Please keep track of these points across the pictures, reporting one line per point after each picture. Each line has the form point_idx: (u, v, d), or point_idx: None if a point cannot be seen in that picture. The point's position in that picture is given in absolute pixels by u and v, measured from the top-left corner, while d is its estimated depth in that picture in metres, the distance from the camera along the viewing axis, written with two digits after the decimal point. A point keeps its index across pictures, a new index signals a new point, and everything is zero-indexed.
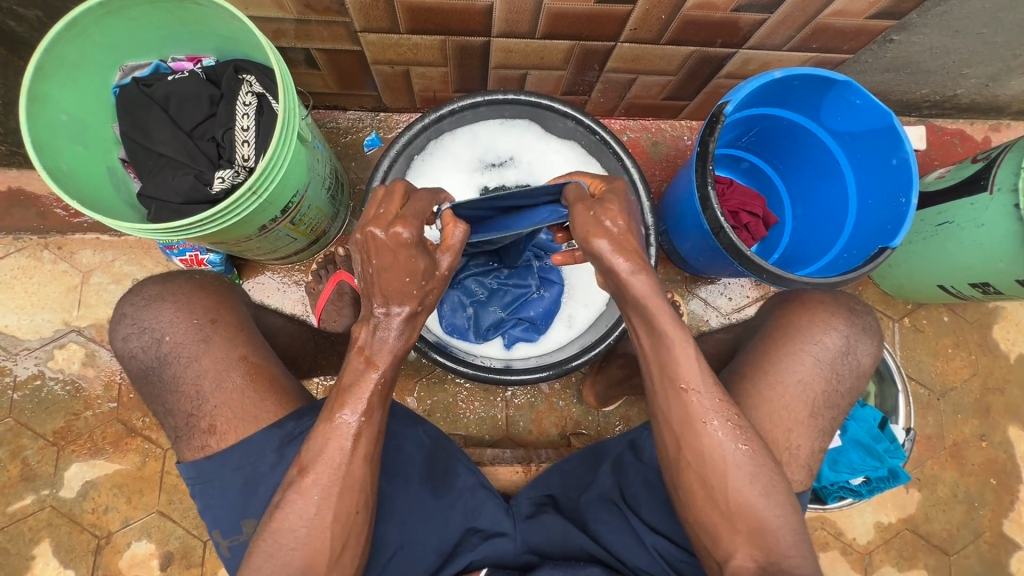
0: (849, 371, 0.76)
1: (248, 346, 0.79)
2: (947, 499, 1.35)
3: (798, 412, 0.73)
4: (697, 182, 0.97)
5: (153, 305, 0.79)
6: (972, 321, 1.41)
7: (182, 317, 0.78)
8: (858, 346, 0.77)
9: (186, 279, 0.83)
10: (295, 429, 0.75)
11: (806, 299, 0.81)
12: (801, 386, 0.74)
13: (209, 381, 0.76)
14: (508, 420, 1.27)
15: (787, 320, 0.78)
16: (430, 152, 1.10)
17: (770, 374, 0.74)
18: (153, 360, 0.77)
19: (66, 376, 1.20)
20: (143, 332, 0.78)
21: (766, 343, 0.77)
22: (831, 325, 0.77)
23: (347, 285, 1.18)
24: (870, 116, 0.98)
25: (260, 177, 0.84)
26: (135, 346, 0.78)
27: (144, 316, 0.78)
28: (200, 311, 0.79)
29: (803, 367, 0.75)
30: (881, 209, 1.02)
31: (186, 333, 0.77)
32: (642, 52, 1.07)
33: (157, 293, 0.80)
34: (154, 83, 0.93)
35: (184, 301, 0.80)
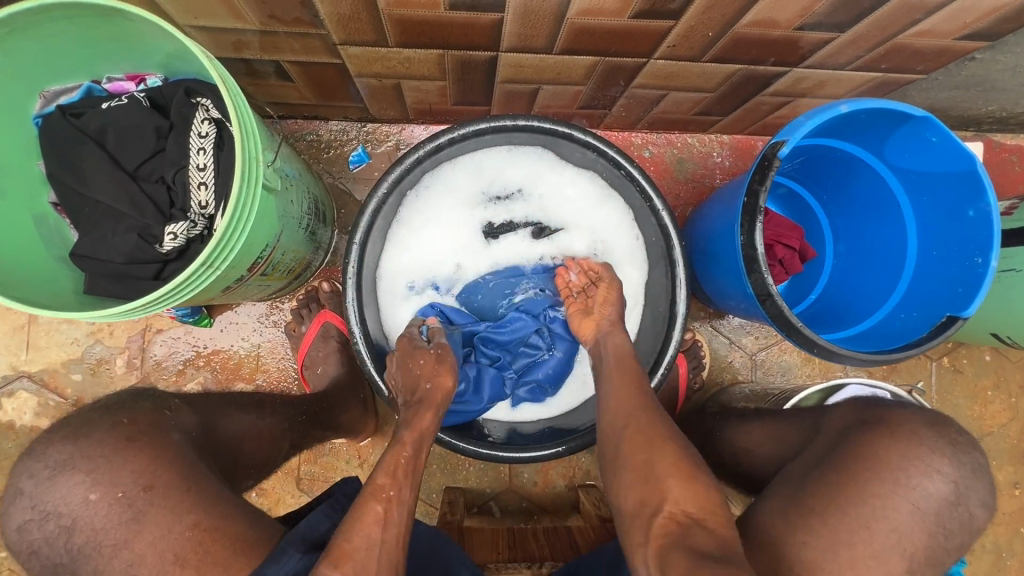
0: (959, 526, 0.63)
1: (198, 508, 0.60)
2: (974, 550, 1.28)
3: (891, 570, 0.61)
4: (742, 235, 0.82)
5: (59, 476, 0.59)
6: (1015, 361, 1.29)
7: (99, 494, 0.58)
8: (968, 494, 0.63)
9: (108, 429, 0.62)
10: (278, 575, 0.59)
11: (894, 423, 0.68)
12: (896, 538, 0.61)
13: (145, 573, 0.57)
14: (511, 471, 1.16)
15: (875, 451, 0.65)
16: (425, 184, 0.93)
17: (855, 518, 0.62)
18: (62, 556, 0.58)
19: (18, 428, 1.07)
20: (47, 517, 0.58)
21: (849, 477, 0.64)
22: (933, 465, 0.64)
23: (334, 326, 1.08)
24: (948, 158, 0.83)
25: (219, 240, 0.69)
26: (37, 538, 0.59)
27: (47, 495, 0.58)
28: (129, 479, 0.59)
29: (899, 516, 0.62)
30: (946, 265, 0.88)
31: (108, 518, 0.58)
32: (677, 69, 0.90)
33: (65, 458, 0.60)
34: (85, 112, 0.76)
35: (107, 468, 0.59)
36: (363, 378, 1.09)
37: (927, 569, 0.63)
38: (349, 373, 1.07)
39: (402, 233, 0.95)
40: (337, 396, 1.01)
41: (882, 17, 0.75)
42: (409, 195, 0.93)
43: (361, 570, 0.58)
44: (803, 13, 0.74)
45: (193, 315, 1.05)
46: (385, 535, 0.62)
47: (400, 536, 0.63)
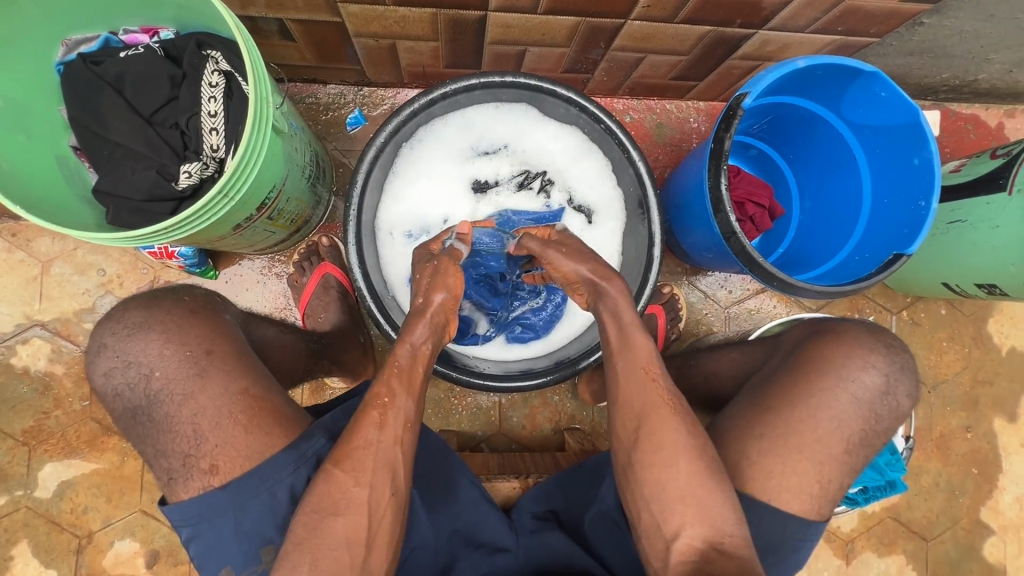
0: (887, 412, 0.73)
1: (247, 377, 0.74)
2: (929, 488, 1.38)
3: (832, 448, 0.71)
4: (709, 179, 0.90)
5: (139, 334, 0.73)
6: (968, 315, 1.40)
7: (171, 350, 0.72)
8: (897, 385, 0.74)
9: (173, 302, 0.76)
10: (309, 449, 0.73)
11: (839, 331, 0.77)
12: (836, 423, 0.71)
13: (205, 420, 0.70)
14: (501, 415, 1.24)
15: (819, 353, 0.75)
16: (419, 138, 1.00)
17: (803, 406, 0.72)
18: (141, 399, 0.71)
19: (33, 374, 1.13)
20: (128, 367, 0.72)
21: (797, 374, 0.74)
22: (868, 362, 0.74)
23: (334, 278, 1.15)
24: (895, 111, 0.92)
25: (232, 175, 0.76)
26: (119, 384, 0.72)
27: (128, 348, 0.72)
28: (193, 340, 0.73)
29: (839, 404, 0.72)
30: (895, 211, 0.97)
31: (178, 369, 0.71)
32: (653, 30, 0.97)
33: (142, 320, 0.74)
34: (104, 61, 0.82)
35: (176, 331, 0.73)
36: (361, 325, 1.16)
37: (859, 449, 0.72)
38: (347, 320, 1.14)
39: (398, 184, 1.02)
40: (338, 336, 1.10)
41: None
42: (405, 148, 1.00)
43: (355, 470, 0.69)
44: None
45: (200, 266, 1.11)
46: (380, 437, 0.71)
47: (396, 436, 0.72)
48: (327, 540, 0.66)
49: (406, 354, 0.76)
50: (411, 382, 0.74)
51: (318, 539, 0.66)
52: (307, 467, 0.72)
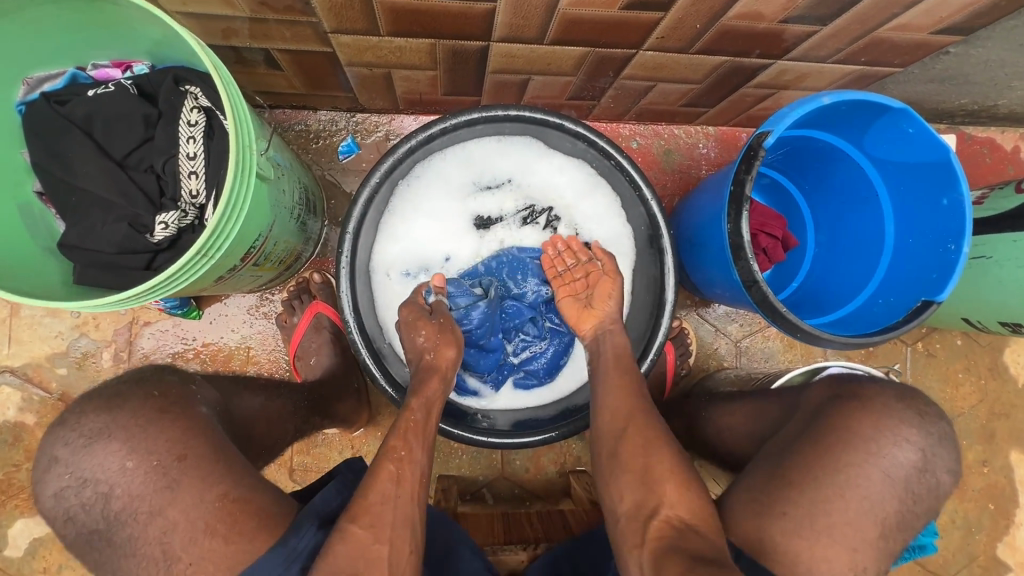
0: (925, 492, 0.68)
1: (228, 480, 0.64)
2: (945, 525, 1.34)
3: (865, 532, 0.66)
4: (728, 223, 0.84)
5: (96, 444, 0.62)
6: (985, 345, 1.35)
7: (135, 461, 0.62)
8: (935, 461, 0.68)
9: (140, 400, 0.65)
10: (300, 545, 0.64)
11: (866, 397, 0.72)
12: (868, 504, 0.66)
13: (178, 538, 0.61)
14: (503, 459, 1.18)
15: (849, 423, 0.69)
16: (417, 174, 0.94)
17: (829, 487, 0.66)
18: (99, 522, 0.61)
19: (2, 423, 1.05)
20: (84, 486, 0.61)
21: (821, 450, 0.68)
22: (902, 436, 0.68)
23: (326, 317, 1.07)
24: (924, 149, 0.86)
25: (213, 230, 0.69)
26: (73, 506, 0.61)
27: (84, 463, 0.62)
28: (162, 447, 0.63)
29: (872, 484, 0.66)
30: (921, 252, 0.92)
31: (144, 484, 0.61)
32: (666, 60, 0.92)
33: (101, 427, 0.63)
34: (69, 99, 0.74)
35: (141, 437, 0.63)
36: (355, 368, 1.10)
37: (896, 533, 0.67)
38: (341, 363, 1.08)
39: (394, 223, 0.95)
40: (331, 385, 1.03)
41: (861, 11, 0.78)
42: (401, 185, 0.94)
43: (374, 526, 0.65)
44: (788, 6, 0.76)
45: (181, 308, 1.04)
46: (399, 492, 0.68)
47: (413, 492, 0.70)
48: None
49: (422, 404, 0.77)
50: (425, 435, 0.75)
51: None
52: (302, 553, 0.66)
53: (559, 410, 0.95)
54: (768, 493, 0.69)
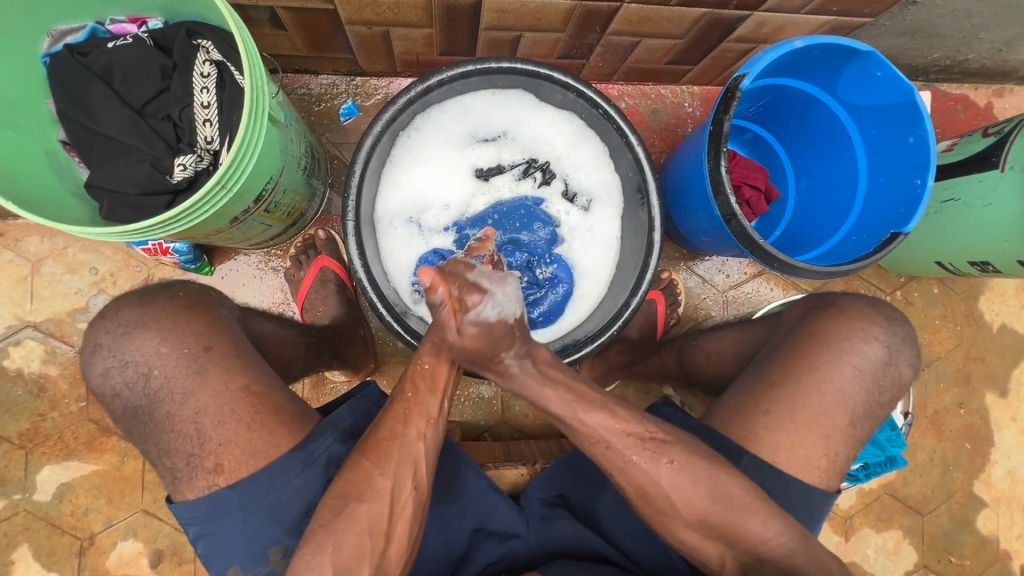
0: (890, 384, 0.74)
1: (249, 373, 0.73)
2: (924, 464, 1.41)
3: (836, 420, 0.72)
4: (708, 161, 0.90)
5: (134, 332, 0.71)
6: (960, 293, 1.42)
7: (169, 347, 0.71)
8: (899, 357, 0.75)
9: (169, 299, 0.74)
10: (324, 448, 0.72)
11: (840, 305, 0.78)
12: (841, 396, 0.73)
13: (209, 419, 0.70)
14: (503, 405, 1.24)
15: (825, 327, 0.75)
16: (416, 127, 0.99)
17: (807, 382, 0.73)
18: (141, 398, 0.70)
19: (27, 376, 1.11)
20: (125, 366, 0.70)
21: (799, 350, 0.75)
22: (871, 336, 0.75)
23: (331, 271, 1.13)
24: (892, 90, 0.92)
25: (229, 167, 0.75)
26: (118, 384, 0.70)
27: (125, 347, 0.70)
28: (191, 338, 0.72)
29: (841, 376, 0.73)
30: (891, 190, 0.98)
31: (178, 367, 0.70)
32: (649, 13, 0.97)
33: (137, 318, 0.72)
34: (91, 52, 0.80)
35: (173, 327, 0.72)
36: (361, 318, 1.15)
37: (864, 421, 0.74)
38: (346, 313, 1.13)
39: (395, 174, 1.01)
40: (339, 330, 1.08)
41: None
42: (401, 137, 0.99)
43: (382, 461, 0.69)
44: None
45: (195, 263, 1.10)
46: (406, 430, 0.71)
47: (421, 431, 0.71)
48: (351, 524, 0.66)
49: (433, 355, 0.73)
50: (435, 382, 0.72)
51: (343, 522, 0.66)
52: (320, 461, 0.72)
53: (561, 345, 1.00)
54: (753, 392, 0.75)
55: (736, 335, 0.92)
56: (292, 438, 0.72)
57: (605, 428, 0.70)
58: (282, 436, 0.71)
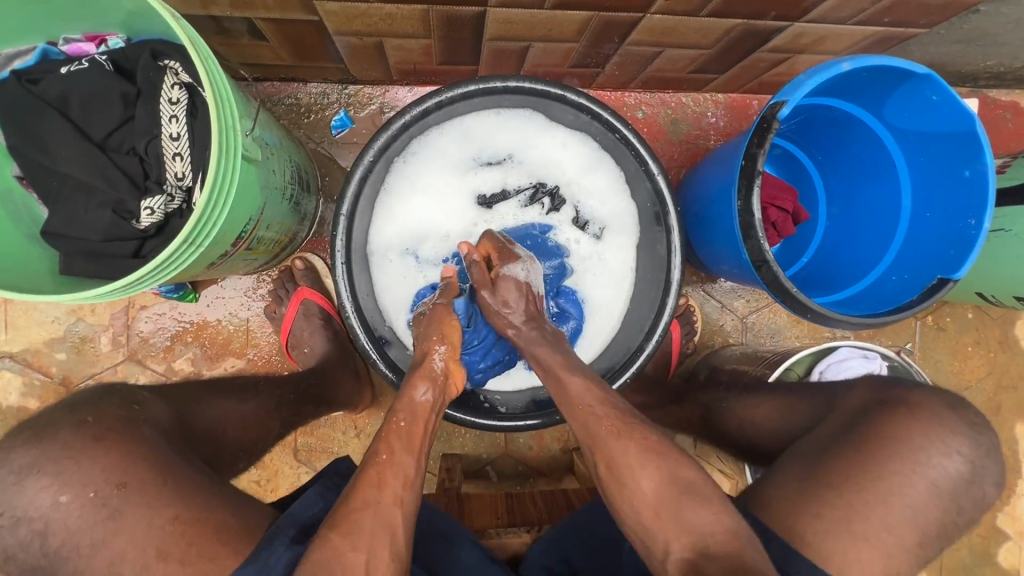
0: (970, 503, 0.66)
1: (177, 504, 0.63)
2: None
3: (905, 540, 0.64)
4: (738, 199, 0.80)
5: (26, 481, 0.62)
6: (996, 318, 1.33)
7: (69, 496, 0.62)
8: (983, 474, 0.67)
9: (69, 432, 0.64)
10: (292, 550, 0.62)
11: (914, 403, 0.70)
12: (911, 512, 0.65)
13: (129, 566, 0.60)
14: (507, 437, 1.18)
15: (899, 430, 0.68)
16: (413, 150, 0.90)
17: (872, 492, 0.65)
18: (40, 558, 0.62)
19: (4, 409, 1.05)
20: (16, 524, 0.62)
21: (868, 455, 0.67)
22: (952, 447, 0.67)
23: (314, 304, 1.05)
24: (949, 117, 0.82)
25: (200, 216, 0.66)
26: (12, 543, 0.62)
27: (17, 501, 0.62)
28: (99, 479, 0.62)
29: (915, 490, 0.65)
30: (939, 227, 0.88)
31: (81, 518, 0.61)
32: (674, 24, 0.86)
33: (31, 462, 0.63)
34: (42, 78, 0.71)
35: (75, 469, 0.62)
36: (353, 350, 1.08)
37: (934, 540, 0.66)
38: (336, 347, 1.06)
39: (390, 201, 0.92)
40: (327, 370, 1.02)
41: None
42: (396, 162, 0.90)
43: (354, 533, 0.61)
44: None
45: (177, 292, 1.02)
46: (379, 497, 0.64)
47: (397, 495, 0.65)
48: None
49: (409, 411, 0.70)
50: (411, 441, 0.68)
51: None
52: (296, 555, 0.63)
53: None
54: (790, 479, 0.67)
55: None
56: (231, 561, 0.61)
57: (637, 484, 0.65)
58: (227, 556, 0.62)
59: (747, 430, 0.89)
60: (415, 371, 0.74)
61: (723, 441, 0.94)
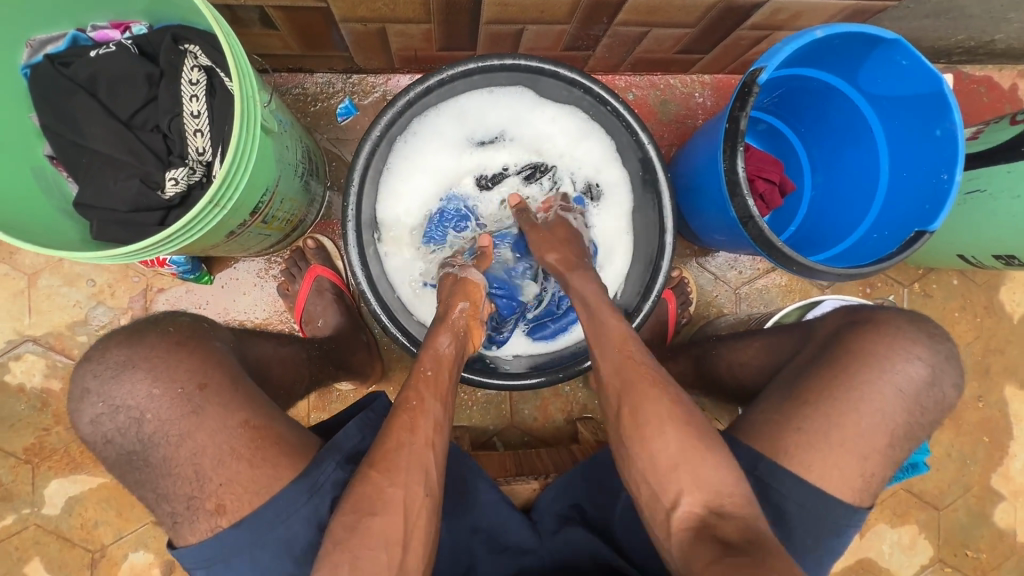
0: (933, 405, 0.70)
1: (247, 408, 0.70)
2: (940, 458, 1.38)
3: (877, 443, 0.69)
4: (724, 161, 0.86)
5: (123, 374, 0.69)
6: (980, 284, 1.38)
7: (161, 388, 0.68)
8: (944, 377, 0.70)
9: (158, 336, 0.72)
10: (320, 487, 0.70)
11: (878, 322, 0.74)
12: (880, 417, 0.69)
13: (207, 459, 0.67)
14: (513, 408, 1.22)
15: (863, 346, 0.71)
16: (414, 130, 0.95)
17: (845, 403, 0.69)
18: (134, 444, 0.68)
19: (29, 391, 1.10)
20: (116, 412, 0.68)
21: (835, 368, 0.71)
22: (912, 353, 0.71)
23: (326, 280, 1.11)
24: (918, 80, 0.87)
25: (223, 182, 0.71)
26: (109, 429, 0.68)
27: (114, 392, 0.68)
28: (184, 375, 0.69)
29: (882, 397, 0.69)
30: (915, 185, 0.93)
31: (171, 409, 0.68)
32: (659, 3, 0.92)
33: (125, 359, 0.70)
34: (73, 61, 0.76)
35: (163, 368, 0.69)
36: (362, 325, 1.12)
37: (903, 443, 0.70)
38: (347, 321, 1.11)
39: (393, 179, 0.97)
40: (341, 340, 1.06)
41: None
42: (398, 142, 0.95)
43: (387, 466, 0.67)
44: None
45: (194, 273, 1.07)
46: (413, 439, 0.69)
47: (429, 438, 0.70)
48: (367, 539, 0.64)
49: (433, 359, 0.77)
50: (440, 387, 0.74)
51: (359, 538, 0.64)
52: (325, 490, 0.70)
53: (574, 350, 0.97)
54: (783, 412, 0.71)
55: (757, 339, 0.88)
56: (292, 466, 0.70)
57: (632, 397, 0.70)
58: (285, 468, 0.69)
59: (737, 372, 0.90)
60: (439, 326, 0.82)
61: (716, 389, 0.96)
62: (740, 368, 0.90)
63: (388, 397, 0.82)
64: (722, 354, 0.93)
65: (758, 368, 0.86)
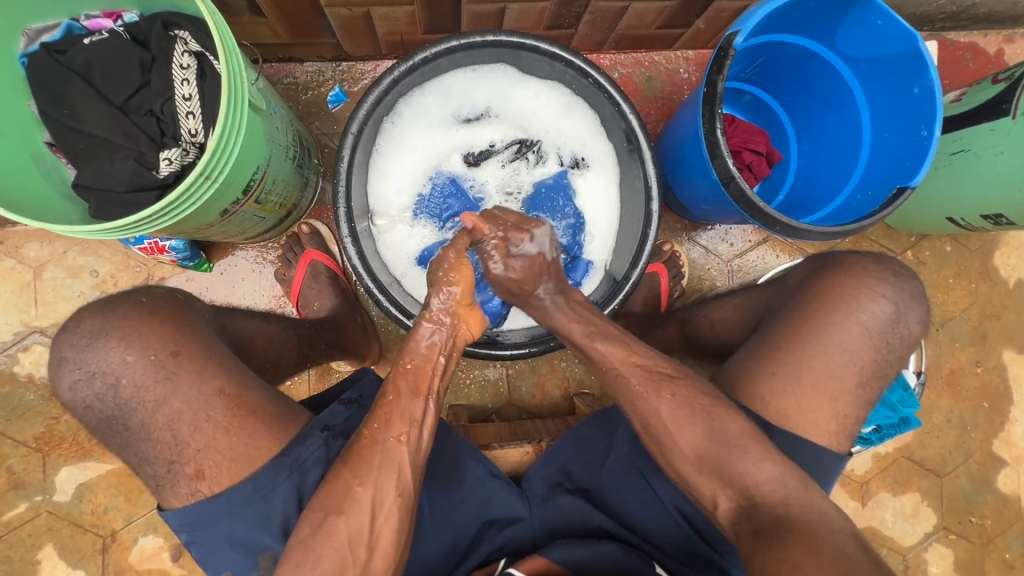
0: (899, 341, 0.77)
1: (222, 376, 0.73)
2: (941, 426, 1.38)
3: (845, 381, 0.75)
4: (704, 125, 0.87)
5: (97, 342, 0.70)
6: (974, 250, 1.38)
7: (134, 355, 0.70)
8: (908, 314, 0.77)
9: (130, 306, 0.74)
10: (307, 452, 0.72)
11: (845, 265, 0.80)
12: (846, 354, 0.75)
13: (184, 425, 0.70)
14: (510, 386, 1.24)
15: (830, 288, 0.78)
16: (401, 111, 0.97)
17: (812, 342, 0.75)
18: (112, 409, 0.70)
19: (38, 381, 1.13)
20: (92, 379, 0.70)
21: (805, 312, 0.77)
22: (878, 293, 0.77)
23: (322, 265, 1.13)
24: (894, 39, 0.88)
25: (212, 157, 0.73)
26: (87, 395, 0.70)
27: (89, 359, 0.70)
28: (157, 344, 0.71)
29: (851, 337, 0.75)
30: (897, 144, 0.94)
31: (145, 375, 0.70)
32: None
33: (98, 328, 0.71)
34: (68, 49, 0.79)
35: (135, 336, 0.71)
36: (357, 307, 1.14)
37: (873, 382, 0.76)
38: (343, 303, 1.13)
39: (382, 160, 0.99)
40: (336, 321, 1.09)
41: None
42: (386, 123, 0.97)
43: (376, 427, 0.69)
44: None
45: (193, 260, 1.09)
46: (389, 430, 0.69)
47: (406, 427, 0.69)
48: (343, 521, 0.65)
49: (417, 355, 0.72)
50: (421, 379, 0.72)
51: (323, 537, 0.65)
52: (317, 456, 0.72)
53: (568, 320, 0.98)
54: None
55: (737, 298, 0.98)
56: (273, 441, 0.72)
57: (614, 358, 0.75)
58: (262, 436, 0.71)
59: (719, 330, 1.00)
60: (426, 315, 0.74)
61: (702, 349, 1.06)
62: (721, 327, 1.00)
63: (373, 374, 0.85)
64: (704, 314, 1.04)
65: (737, 322, 0.97)
